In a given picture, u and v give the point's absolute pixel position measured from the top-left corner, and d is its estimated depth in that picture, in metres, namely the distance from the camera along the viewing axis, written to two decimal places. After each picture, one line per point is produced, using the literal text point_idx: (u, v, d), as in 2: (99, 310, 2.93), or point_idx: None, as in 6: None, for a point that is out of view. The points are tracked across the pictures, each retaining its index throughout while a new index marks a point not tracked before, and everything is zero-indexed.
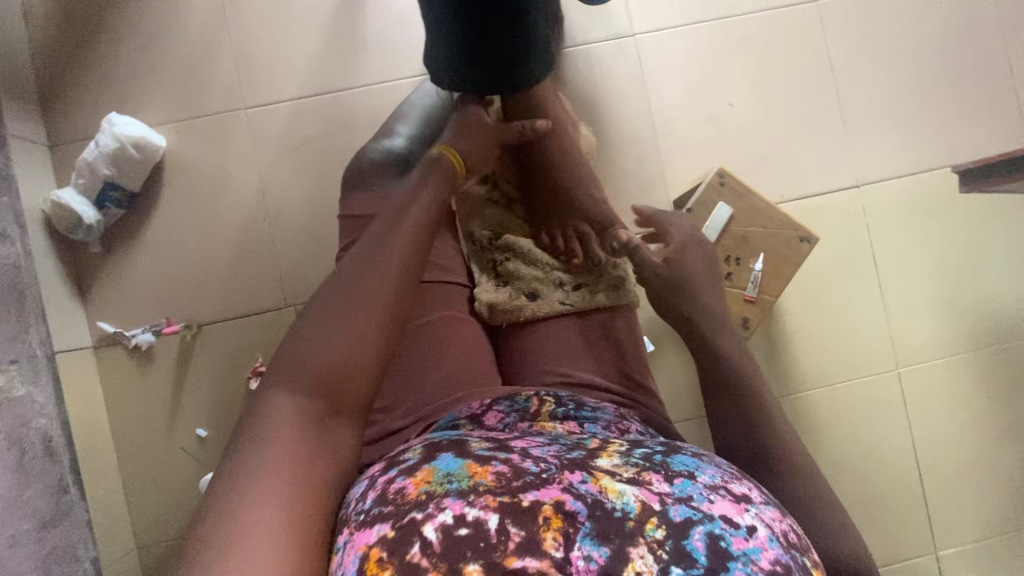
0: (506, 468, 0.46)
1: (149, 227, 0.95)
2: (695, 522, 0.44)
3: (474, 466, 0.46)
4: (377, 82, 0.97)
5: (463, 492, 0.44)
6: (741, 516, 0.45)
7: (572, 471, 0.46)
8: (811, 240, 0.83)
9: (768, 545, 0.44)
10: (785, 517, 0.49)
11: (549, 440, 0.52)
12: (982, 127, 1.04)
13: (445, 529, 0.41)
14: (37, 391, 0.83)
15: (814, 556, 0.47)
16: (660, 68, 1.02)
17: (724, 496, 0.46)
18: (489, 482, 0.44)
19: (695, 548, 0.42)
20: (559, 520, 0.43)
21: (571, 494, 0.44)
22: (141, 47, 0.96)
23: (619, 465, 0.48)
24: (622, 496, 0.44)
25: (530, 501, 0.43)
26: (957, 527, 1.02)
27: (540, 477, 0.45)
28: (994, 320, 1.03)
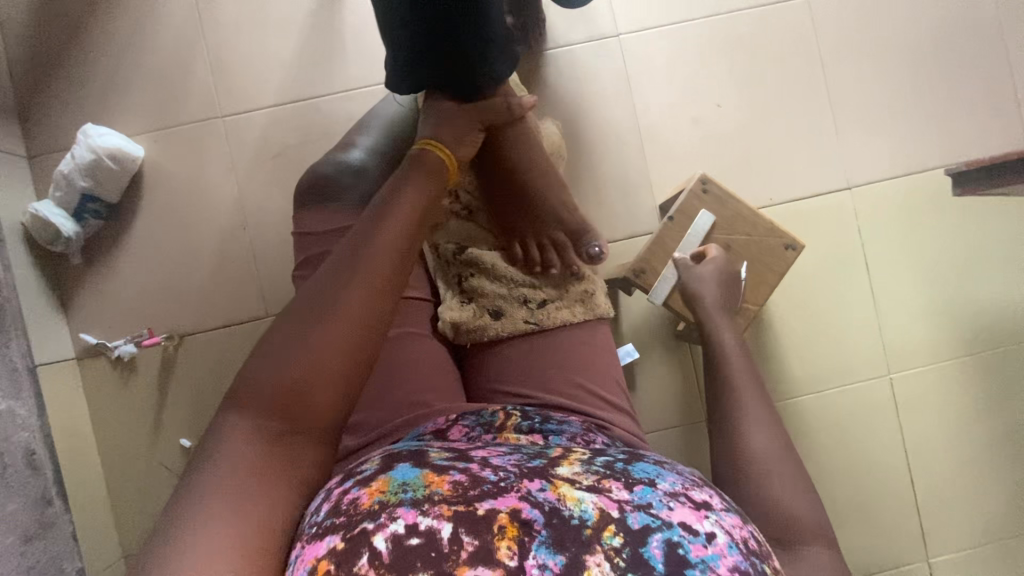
0: (464, 477, 0.45)
1: (129, 237, 0.95)
2: (652, 529, 0.43)
3: (430, 476, 0.45)
4: (355, 88, 0.96)
5: (418, 501, 0.43)
6: (700, 522, 0.44)
7: (531, 479, 0.46)
8: (797, 247, 0.82)
9: (727, 552, 0.43)
10: (746, 524, 0.47)
11: (511, 450, 0.51)
12: (978, 125, 1.01)
13: (396, 538, 0.40)
14: (18, 405, 0.83)
15: (776, 562, 0.45)
16: (645, 69, 0.99)
17: (683, 503, 0.45)
18: (444, 491, 0.44)
19: (653, 556, 0.41)
20: (514, 529, 0.42)
21: (527, 503, 0.44)
22: (117, 56, 0.95)
23: (579, 474, 0.47)
24: (580, 503, 0.44)
25: (485, 509, 0.43)
26: (949, 534, 1.00)
27: (497, 486, 0.45)
28: (989, 323, 1.01)
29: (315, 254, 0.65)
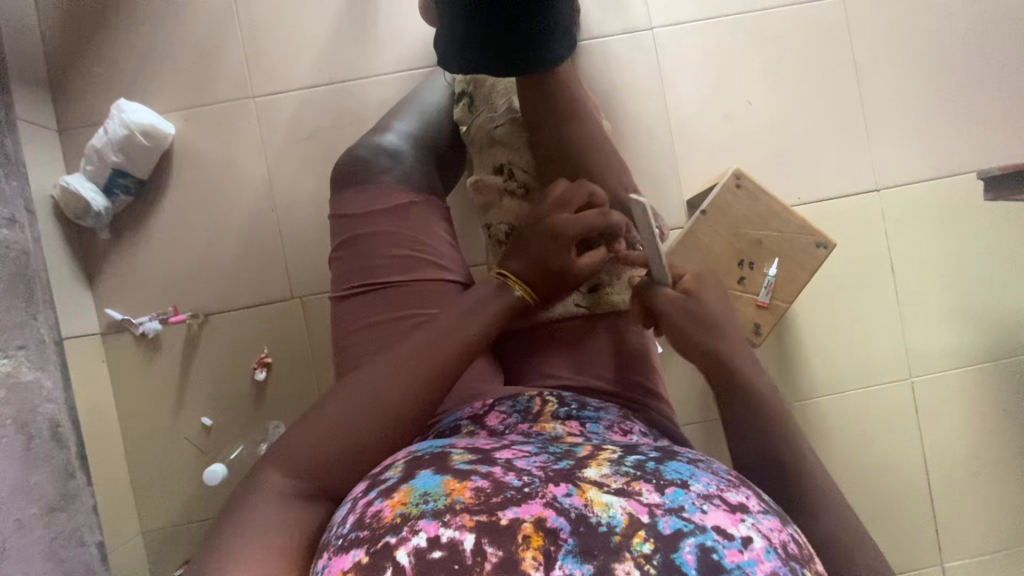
0: (486, 484, 0.41)
1: (157, 214, 0.95)
2: (685, 533, 0.38)
3: (452, 484, 0.42)
4: (388, 73, 0.96)
5: (439, 512, 0.39)
6: (736, 526, 0.40)
7: (557, 484, 0.42)
8: (828, 245, 0.81)
9: (764, 557, 0.38)
10: (784, 525, 0.43)
11: (537, 449, 0.47)
12: (1011, 132, 1.01)
13: (418, 553, 0.37)
14: (44, 376, 0.82)
15: (819, 566, 0.41)
16: (677, 64, 0.99)
17: (718, 505, 0.41)
18: (465, 499, 0.40)
19: (685, 562, 0.37)
20: (539, 538, 0.38)
21: (553, 510, 0.40)
22: (152, 33, 0.95)
23: (607, 476, 0.43)
24: (608, 508, 0.40)
25: (508, 518, 0.39)
26: (964, 540, 1.00)
27: (521, 492, 0.41)
28: (1013, 331, 1.00)
29: (352, 238, 0.63)
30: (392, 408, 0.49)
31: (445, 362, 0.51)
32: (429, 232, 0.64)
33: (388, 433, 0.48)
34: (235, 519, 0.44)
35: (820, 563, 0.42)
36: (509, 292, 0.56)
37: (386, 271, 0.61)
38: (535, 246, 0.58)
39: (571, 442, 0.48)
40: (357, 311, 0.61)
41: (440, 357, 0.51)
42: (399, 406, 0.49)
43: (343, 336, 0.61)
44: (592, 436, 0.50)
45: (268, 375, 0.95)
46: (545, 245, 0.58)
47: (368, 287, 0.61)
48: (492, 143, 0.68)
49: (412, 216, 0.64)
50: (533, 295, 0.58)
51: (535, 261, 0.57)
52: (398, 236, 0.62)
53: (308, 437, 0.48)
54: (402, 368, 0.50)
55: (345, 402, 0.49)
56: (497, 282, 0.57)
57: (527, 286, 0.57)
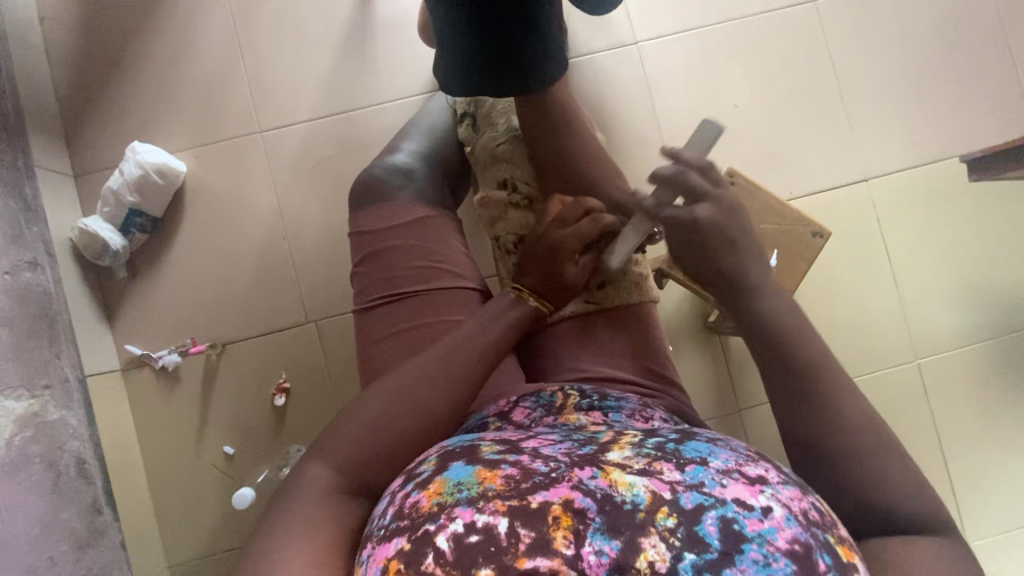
0: (516, 470, 0.42)
1: (172, 249, 0.98)
2: (707, 507, 0.39)
3: (483, 472, 0.42)
4: (387, 100, 1.00)
5: (473, 499, 0.40)
6: (755, 497, 0.40)
7: (581, 467, 0.42)
8: (823, 234, 0.84)
9: (785, 524, 0.39)
10: (806, 495, 0.43)
11: (561, 437, 0.47)
12: (987, 116, 1.05)
13: (457, 538, 0.38)
14: (70, 415, 0.86)
15: (841, 531, 0.41)
16: (663, 73, 1.04)
17: (737, 479, 0.41)
18: (497, 486, 0.41)
19: (708, 533, 0.38)
20: (568, 518, 0.39)
21: (579, 491, 0.40)
22: (160, 77, 0.99)
23: (630, 458, 0.43)
24: (632, 487, 0.40)
25: (538, 502, 0.40)
26: (986, 518, 1.01)
27: (550, 477, 0.41)
28: (1011, 307, 1.03)
29: (374, 252, 0.65)
30: (425, 406, 0.50)
31: (471, 360, 0.53)
32: (446, 244, 0.67)
33: (419, 429, 0.50)
34: (276, 520, 0.44)
35: (841, 528, 0.43)
36: (523, 303, 0.58)
37: (407, 283, 0.63)
38: (542, 258, 0.61)
39: (594, 430, 0.48)
40: (383, 322, 0.62)
41: (466, 358, 0.53)
42: (431, 404, 0.51)
43: (369, 346, 0.63)
44: (616, 425, 0.50)
45: (287, 400, 0.96)
46: (552, 256, 0.61)
47: (390, 298, 0.63)
48: (494, 161, 0.71)
49: (430, 229, 0.66)
50: (546, 305, 0.60)
51: (543, 274, 0.60)
52: (417, 249, 0.65)
53: (344, 436, 0.48)
54: (431, 369, 0.52)
55: (378, 400, 0.50)
56: (512, 294, 0.59)
57: (540, 296, 0.59)
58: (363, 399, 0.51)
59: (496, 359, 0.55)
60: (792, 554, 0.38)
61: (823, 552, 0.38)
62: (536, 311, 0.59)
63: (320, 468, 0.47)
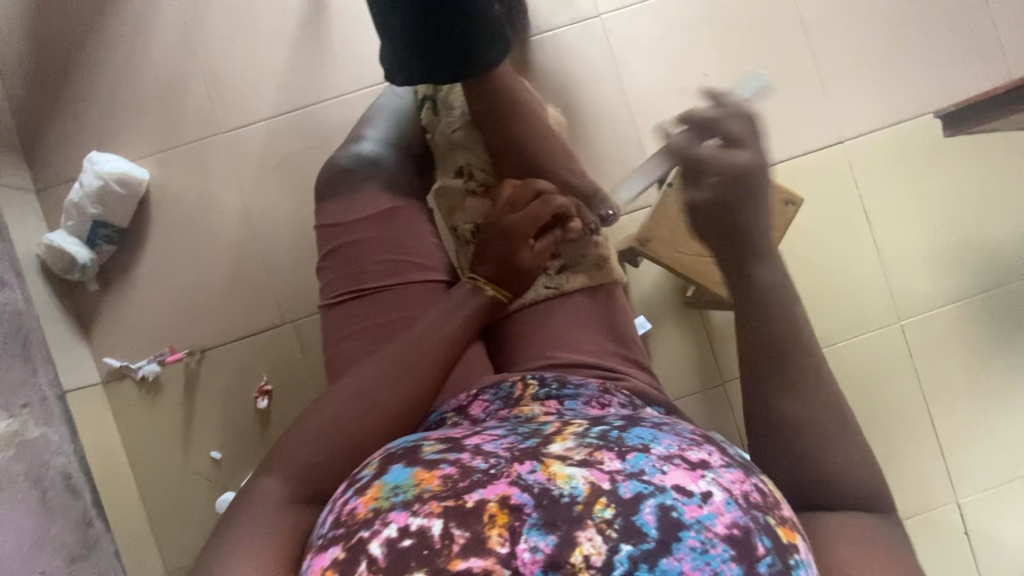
0: (454, 470, 0.41)
1: (142, 258, 0.97)
2: (645, 495, 0.40)
3: (421, 473, 0.42)
4: (348, 92, 0.98)
5: (409, 501, 0.40)
6: (695, 483, 0.41)
7: (521, 461, 0.42)
8: (795, 201, 0.83)
9: (724, 509, 0.40)
10: (749, 476, 0.43)
11: (506, 431, 0.46)
12: (963, 67, 1.02)
13: (390, 543, 0.38)
14: (51, 431, 0.84)
15: (784, 511, 0.42)
16: (629, 45, 1.01)
17: (678, 465, 0.42)
18: (433, 487, 0.41)
19: (646, 523, 0.39)
20: (504, 515, 0.39)
21: (517, 487, 0.40)
22: (114, 84, 0.97)
23: (571, 449, 0.42)
24: (571, 480, 0.40)
25: (474, 501, 0.40)
26: (974, 473, 1.01)
27: (488, 474, 0.41)
28: (994, 262, 1.02)
29: (339, 246, 0.61)
30: (380, 407, 0.50)
31: (427, 358, 0.52)
32: (413, 235, 0.63)
33: (376, 431, 0.49)
34: (229, 532, 0.44)
35: (787, 506, 0.44)
36: (481, 292, 0.57)
37: (373, 278, 0.59)
38: (499, 245, 0.59)
39: (541, 421, 0.47)
40: (347, 321, 0.59)
41: (422, 356, 0.52)
42: (386, 405, 0.50)
43: (333, 345, 0.59)
44: (568, 413, 0.49)
45: (270, 402, 0.96)
46: (508, 242, 0.59)
47: (355, 294, 0.59)
48: (451, 148, 0.68)
49: (397, 221, 0.62)
50: (505, 293, 0.59)
51: (501, 261, 0.59)
52: (381, 242, 0.61)
53: (296, 445, 0.48)
54: (386, 369, 0.51)
55: (332, 407, 0.49)
56: (469, 285, 0.58)
57: (498, 284, 0.59)
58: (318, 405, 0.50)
59: (455, 355, 0.55)
60: (730, 538, 0.38)
61: (762, 534, 0.39)
62: (495, 300, 0.58)
63: (272, 482, 0.46)
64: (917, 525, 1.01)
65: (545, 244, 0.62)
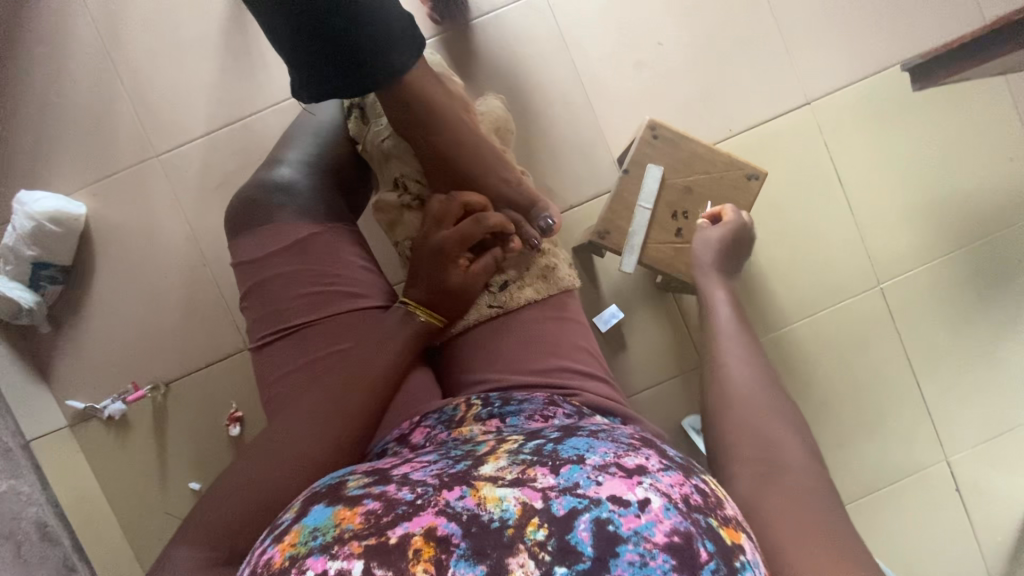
0: (377, 504, 0.38)
1: (92, 295, 0.94)
2: (580, 511, 0.36)
3: (342, 512, 0.38)
4: (284, 100, 0.92)
5: (326, 545, 0.35)
6: (632, 490, 0.37)
7: (449, 488, 0.38)
8: (759, 176, 0.78)
9: (664, 516, 0.36)
10: (690, 478, 0.41)
11: (437, 457, 0.43)
12: (930, 11, 0.97)
13: None
14: (20, 483, 0.86)
15: (727, 511, 0.39)
16: (577, 20, 0.95)
17: (614, 473, 0.38)
18: (354, 526, 0.36)
19: (581, 541, 0.35)
20: (430, 549, 0.34)
21: (444, 517, 0.36)
22: (36, 116, 0.92)
23: (503, 468, 0.40)
24: (501, 502, 0.37)
25: (398, 536, 0.35)
26: (963, 430, 1.00)
27: (413, 505, 0.37)
28: (972, 214, 0.98)
29: (257, 284, 0.58)
30: (307, 457, 0.47)
31: (360, 399, 0.51)
32: (337, 259, 0.59)
33: (298, 480, 0.46)
34: None
35: (732, 508, 0.41)
36: (413, 320, 0.55)
37: (295, 313, 0.56)
38: (428, 266, 0.57)
39: (476, 441, 0.45)
40: (275, 361, 0.56)
41: (353, 397, 0.51)
42: (313, 454, 0.47)
43: (265, 388, 0.56)
44: (508, 430, 0.46)
45: (242, 429, 0.94)
46: (438, 262, 0.57)
47: (280, 333, 0.56)
48: (385, 158, 0.63)
49: (317, 248, 0.59)
50: (439, 317, 0.57)
51: (431, 284, 0.56)
52: (302, 273, 0.57)
53: (219, 505, 0.45)
54: (315, 417, 0.50)
55: (254, 459, 0.48)
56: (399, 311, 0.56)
57: (430, 308, 0.56)
58: (244, 460, 0.48)
59: (387, 390, 0.52)
60: (671, 547, 0.34)
61: (706, 539, 0.36)
62: (428, 325, 0.56)
63: (187, 551, 0.43)
64: (908, 486, 1.00)
65: (479, 264, 0.58)
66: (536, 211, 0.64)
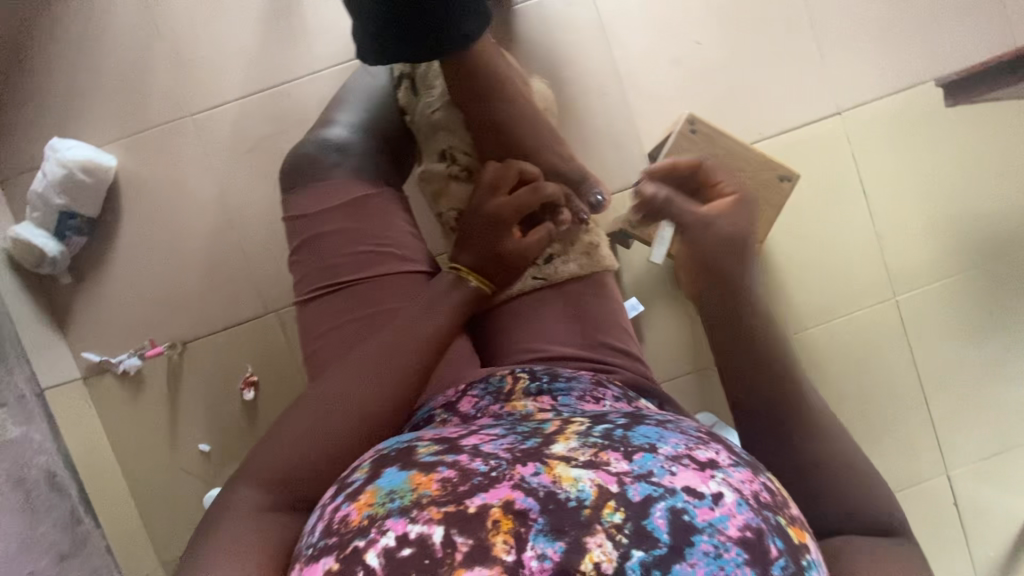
0: (453, 473, 0.41)
1: (114, 249, 0.93)
2: (655, 499, 0.39)
3: (418, 477, 0.42)
4: (322, 68, 0.92)
5: (406, 508, 0.40)
6: (706, 484, 0.40)
7: (524, 463, 0.41)
8: (790, 178, 0.80)
9: (736, 511, 0.39)
10: (757, 475, 0.44)
11: (504, 430, 0.46)
12: (965, 31, 0.98)
13: (388, 552, 0.38)
14: (34, 431, 0.85)
15: (792, 509, 0.42)
16: (617, 13, 0.96)
17: (687, 465, 0.41)
18: (432, 492, 0.40)
19: (657, 527, 0.38)
20: (509, 521, 0.39)
21: (521, 492, 0.40)
22: (72, 64, 0.91)
23: (575, 449, 0.43)
24: (577, 483, 0.40)
25: (477, 506, 0.39)
26: (965, 446, 1.02)
27: (489, 477, 0.41)
28: (990, 235, 1.00)
29: (310, 239, 0.60)
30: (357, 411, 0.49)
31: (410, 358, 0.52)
32: (390, 224, 0.61)
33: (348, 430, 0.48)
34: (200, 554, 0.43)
35: (793, 503, 0.44)
36: (465, 285, 0.57)
37: (346, 271, 0.58)
38: (483, 234, 0.58)
39: (540, 418, 0.47)
40: (323, 314, 0.58)
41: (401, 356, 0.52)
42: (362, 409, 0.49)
43: (310, 341, 0.58)
44: (564, 409, 0.49)
45: (257, 394, 0.94)
46: (494, 232, 0.58)
47: (329, 288, 0.58)
48: (434, 130, 0.65)
49: (370, 210, 0.61)
50: (489, 284, 0.59)
51: (485, 252, 0.58)
52: (355, 233, 0.59)
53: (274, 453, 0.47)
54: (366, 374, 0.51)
55: (306, 409, 0.49)
56: (451, 276, 0.57)
57: (482, 275, 0.58)
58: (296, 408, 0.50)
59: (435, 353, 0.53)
60: (744, 541, 0.38)
61: (774, 535, 0.39)
62: (478, 291, 0.58)
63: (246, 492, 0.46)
64: (906, 497, 1.02)
65: (534, 235, 0.60)
66: (587, 185, 0.64)
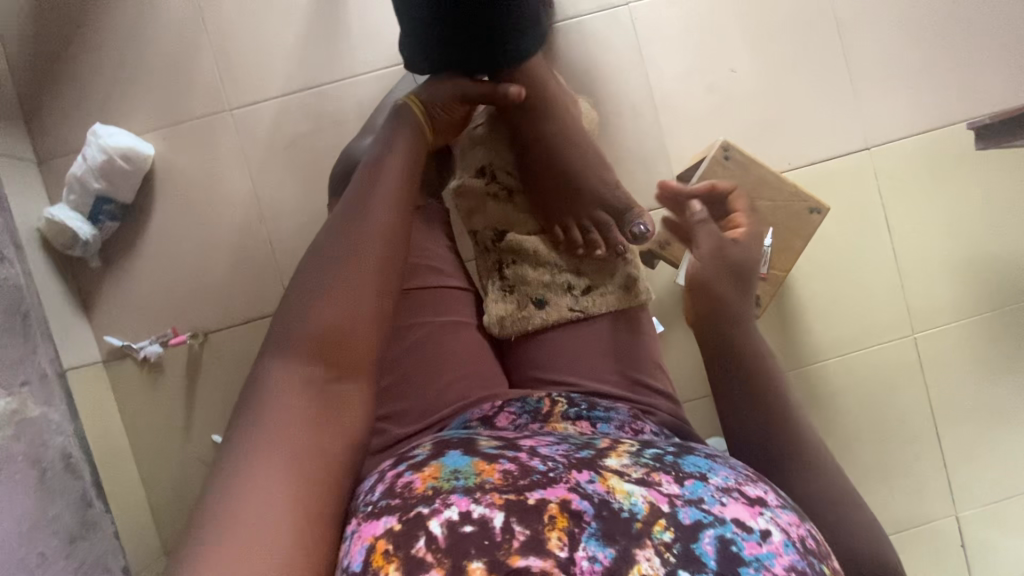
0: (514, 466, 0.44)
1: (145, 236, 0.94)
2: (705, 524, 0.41)
3: (481, 464, 0.44)
4: (363, 72, 0.94)
5: (470, 489, 0.42)
6: (755, 519, 0.42)
7: (580, 470, 0.44)
8: (821, 211, 0.81)
9: (783, 550, 0.41)
10: (803, 523, 0.45)
11: (559, 440, 0.49)
12: (998, 76, 0.99)
13: (451, 525, 0.39)
14: (51, 411, 0.81)
15: (835, 563, 0.43)
16: (655, 37, 0.98)
17: (737, 498, 0.43)
18: (495, 480, 0.42)
19: (705, 553, 0.39)
20: (564, 519, 0.40)
21: (578, 494, 0.42)
22: (119, 53, 0.93)
23: (628, 466, 0.45)
24: (630, 496, 0.42)
25: (536, 499, 0.41)
26: (975, 488, 1.01)
27: (547, 476, 0.43)
28: (1011, 279, 1.00)
29: None
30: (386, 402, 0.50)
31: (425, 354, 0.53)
32: None
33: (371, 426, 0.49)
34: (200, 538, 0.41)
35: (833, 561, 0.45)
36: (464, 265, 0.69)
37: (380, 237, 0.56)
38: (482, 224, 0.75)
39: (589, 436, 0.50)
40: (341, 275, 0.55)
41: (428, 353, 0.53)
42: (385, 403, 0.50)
43: None
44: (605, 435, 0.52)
45: None
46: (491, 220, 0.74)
47: None
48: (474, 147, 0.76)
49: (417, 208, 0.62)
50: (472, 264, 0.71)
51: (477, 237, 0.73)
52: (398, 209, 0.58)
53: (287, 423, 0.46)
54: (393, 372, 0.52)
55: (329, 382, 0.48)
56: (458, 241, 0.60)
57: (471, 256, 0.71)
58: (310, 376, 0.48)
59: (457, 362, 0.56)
60: None
61: None
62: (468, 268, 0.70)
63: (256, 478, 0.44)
64: (914, 537, 1.01)
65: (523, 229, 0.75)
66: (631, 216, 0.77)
